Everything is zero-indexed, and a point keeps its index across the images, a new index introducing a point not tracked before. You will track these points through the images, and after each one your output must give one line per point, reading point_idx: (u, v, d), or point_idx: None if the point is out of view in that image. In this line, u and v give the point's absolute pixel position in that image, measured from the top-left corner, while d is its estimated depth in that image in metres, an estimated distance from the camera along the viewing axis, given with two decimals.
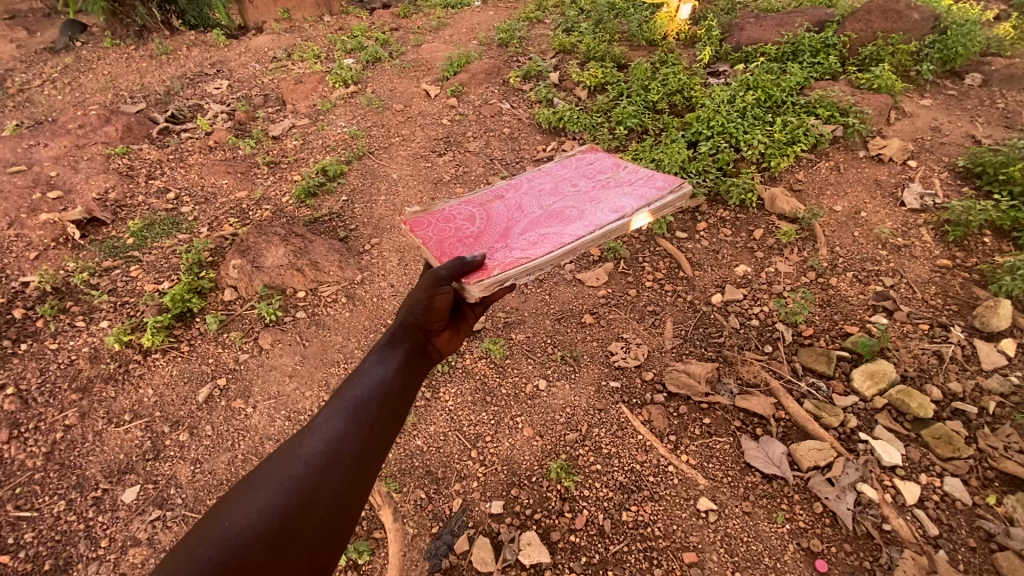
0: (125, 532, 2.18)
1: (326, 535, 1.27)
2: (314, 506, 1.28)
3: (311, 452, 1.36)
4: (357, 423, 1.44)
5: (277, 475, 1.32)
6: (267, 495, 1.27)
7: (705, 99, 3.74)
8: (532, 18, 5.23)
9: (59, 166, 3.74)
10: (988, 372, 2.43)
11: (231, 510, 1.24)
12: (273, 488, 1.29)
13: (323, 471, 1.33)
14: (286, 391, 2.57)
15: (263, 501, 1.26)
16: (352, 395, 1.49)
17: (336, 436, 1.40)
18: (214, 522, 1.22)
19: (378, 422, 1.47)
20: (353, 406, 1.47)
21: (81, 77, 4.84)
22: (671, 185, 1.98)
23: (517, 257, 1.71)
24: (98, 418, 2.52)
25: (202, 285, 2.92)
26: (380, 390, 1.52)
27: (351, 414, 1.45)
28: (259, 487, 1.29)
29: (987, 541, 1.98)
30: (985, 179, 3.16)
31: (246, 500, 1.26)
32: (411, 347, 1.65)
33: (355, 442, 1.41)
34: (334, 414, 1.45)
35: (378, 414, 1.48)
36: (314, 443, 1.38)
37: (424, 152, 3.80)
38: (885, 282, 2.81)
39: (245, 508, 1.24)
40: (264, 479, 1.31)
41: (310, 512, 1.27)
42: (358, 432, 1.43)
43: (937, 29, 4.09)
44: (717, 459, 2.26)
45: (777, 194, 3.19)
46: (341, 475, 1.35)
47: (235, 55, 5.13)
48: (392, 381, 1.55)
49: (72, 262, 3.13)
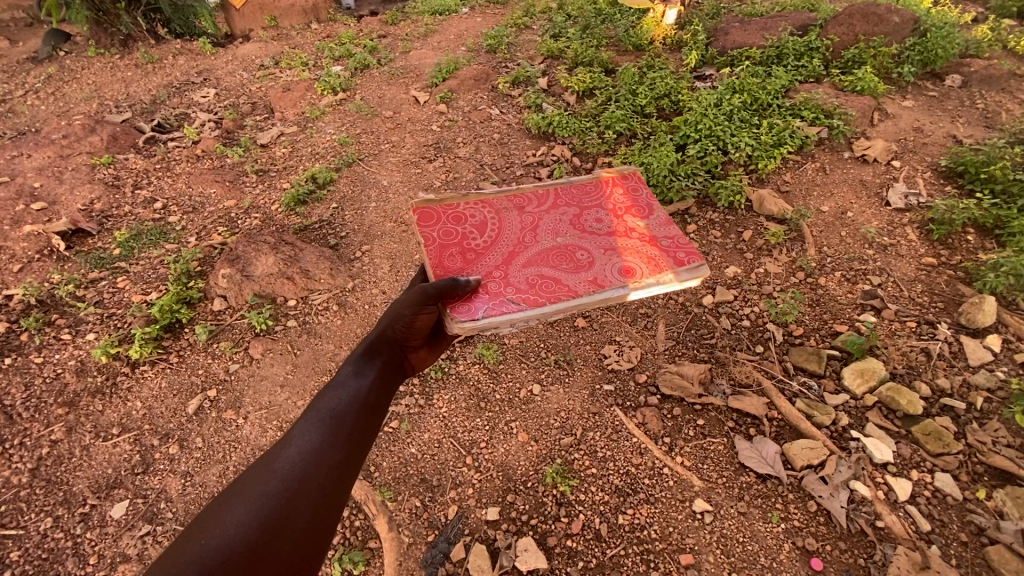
0: (114, 548, 2.15)
1: (304, 544, 1.36)
2: (294, 514, 1.37)
3: (291, 463, 1.45)
4: (333, 435, 1.53)
5: (258, 487, 1.40)
6: (249, 506, 1.35)
7: (692, 103, 3.77)
8: (520, 24, 5.26)
9: (43, 177, 3.69)
10: (974, 368, 2.47)
11: (214, 521, 1.32)
12: (253, 500, 1.37)
13: (302, 482, 1.42)
14: (278, 401, 2.55)
15: (244, 511, 1.34)
16: (331, 406, 1.59)
17: (315, 447, 1.50)
18: (196, 536, 1.30)
19: (353, 433, 1.57)
20: (332, 416, 1.57)
21: (64, 87, 4.79)
22: (694, 258, 1.93)
23: (508, 297, 1.74)
24: (86, 432, 2.48)
25: (191, 295, 2.90)
26: (356, 402, 1.62)
27: (327, 425, 1.55)
28: (240, 499, 1.37)
29: (979, 535, 2.01)
30: (967, 178, 3.21)
31: (228, 513, 1.34)
32: (388, 361, 1.77)
33: (330, 454, 1.50)
34: (312, 425, 1.54)
35: (354, 426, 1.58)
36: (293, 454, 1.47)
37: (414, 158, 3.80)
38: (872, 281, 2.85)
39: (226, 521, 1.32)
40: (247, 490, 1.39)
41: (291, 521, 1.36)
42: (333, 444, 1.52)
43: (918, 31, 4.16)
44: (712, 460, 2.27)
45: (765, 196, 3.22)
46: (320, 486, 1.44)
47: (222, 63, 5.11)
48: (368, 395, 1.66)
49: (57, 274, 3.09)
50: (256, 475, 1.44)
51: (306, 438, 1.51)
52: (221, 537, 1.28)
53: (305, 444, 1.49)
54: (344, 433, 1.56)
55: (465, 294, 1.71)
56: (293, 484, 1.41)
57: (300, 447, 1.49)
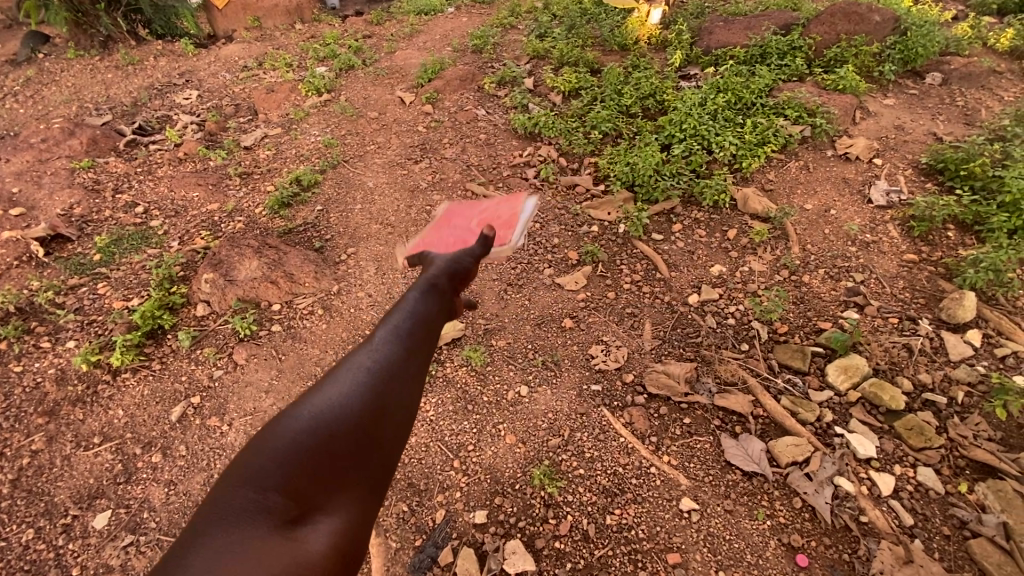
0: (97, 559, 2.12)
1: (386, 459, 1.17)
2: (375, 427, 1.17)
3: (366, 369, 1.24)
4: (408, 348, 1.33)
5: (331, 392, 1.18)
6: (323, 408, 1.15)
7: (676, 102, 3.79)
8: (506, 24, 5.25)
9: (21, 182, 3.63)
10: (955, 363, 2.51)
11: (282, 424, 1.12)
12: (328, 403, 1.16)
13: (380, 391, 1.22)
14: (263, 407, 2.53)
15: (319, 414, 1.14)
16: (400, 320, 1.39)
17: (391, 357, 1.29)
18: (262, 444, 1.10)
19: (428, 348, 1.38)
20: (404, 327, 1.37)
21: (43, 89, 4.71)
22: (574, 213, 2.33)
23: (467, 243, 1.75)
24: (66, 442, 2.44)
25: (173, 301, 2.86)
26: (426, 320, 1.41)
27: (403, 336, 1.34)
28: (312, 402, 1.17)
29: (960, 528, 2.04)
30: (947, 175, 3.26)
31: (300, 414, 1.14)
32: (453, 285, 1.57)
33: (408, 366, 1.30)
34: (385, 335, 1.34)
35: (426, 341, 1.38)
36: (367, 361, 1.26)
37: (400, 160, 3.78)
38: (855, 278, 2.88)
39: (298, 422, 1.12)
40: (318, 394, 1.18)
41: (373, 434, 1.16)
42: (410, 355, 1.32)
43: (898, 30, 4.22)
44: (698, 458, 2.28)
45: (749, 195, 3.25)
46: (397, 397, 1.24)
47: (205, 64, 5.05)
48: (428, 317, 1.43)
49: (36, 280, 3.04)
50: (326, 381, 1.23)
51: (381, 347, 1.30)
52: (295, 443, 1.08)
53: (382, 353, 1.29)
54: (419, 345, 1.36)
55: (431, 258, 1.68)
56: (371, 390, 1.21)
57: (376, 354, 1.28)
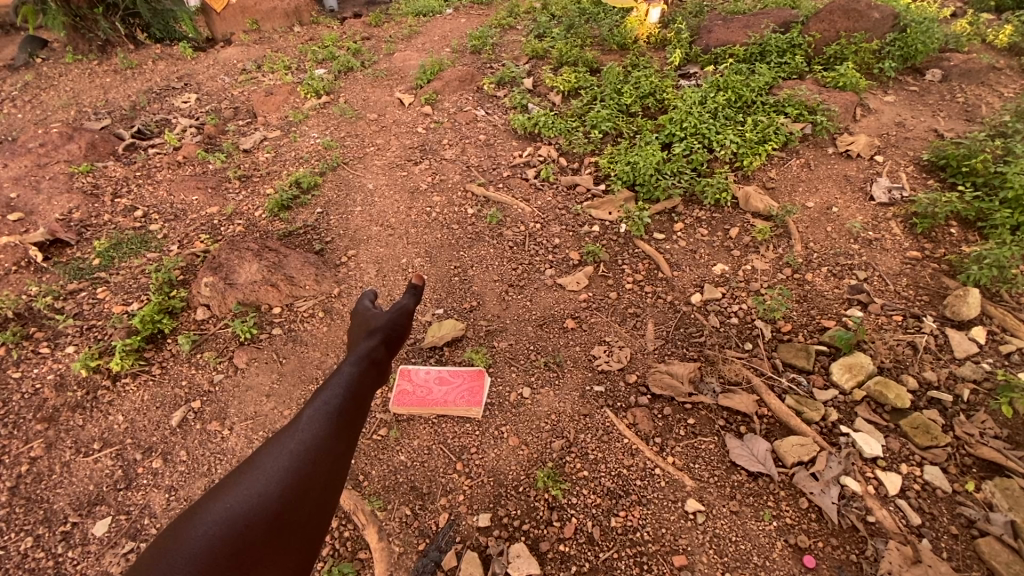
0: (97, 566, 2.11)
1: (308, 545, 1.17)
2: (298, 511, 1.18)
3: (286, 453, 1.25)
4: (338, 424, 1.33)
5: (251, 482, 1.18)
6: (241, 500, 1.15)
7: (676, 101, 3.77)
8: (505, 25, 5.25)
9: (19, 187, 3.61)
10: (960, 360, 2.49)
11: (200, 515, 1.13)
12: (246, 495, 1.16)
13: (303, 475, 1.22)
14: (264, 411, 2.51)
15: (238, 504, 1.14)
16: (330, 396, 1.39)
17: (318, 435, 1.29)
18: (176, 537, 1.10)
19: (359, 424, 1.38)
20: (334, 403, 1.37)
21: (41, 94, 4.70)
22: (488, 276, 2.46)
23: None
24: (65, 448, 2.43)
25: (173, 305, 2.85)
26: (358, 390, 1.42)
27: (332, 412, 1.34)
28: (231, 491, 1.17)
29: (968, 527, 2.02)
30: (949, 172, 3.24)
31: (216, 505, 1.14)
32: (387, 349, 1.57)
33: (334, 444, 1.30)
34: (313, 412, 1.34)
35: (357, 417, 1.39)
36: (288, 444, 1.27)
37: (400, 161, 3.76)
38: (859, 275, 2.86)
39: (214, 515, 1.12)
40: (236, 484, 1.19)
41: (293, 522, 1.16)
42: (338, 433, 1.32)
43: (897, 27, 4.18)
44: (703, 459, 2.27)
45: (751, 193, 3.24)
46: (317, 478, 1.23)
47: (204, 67, 5.04)
48: (358, 385, 1.44)
49: (35, 286, 3.02)
50: (244, 470, 1.23)
51: (308, 426, 1.31)
52: (212, 536, 1.09)
53: (307, 432, 1.29)
54: (350, 421, 1.37)
55: (360, 313, 1.73)
56: (294, 474, 1.21)
57: (300, 434, 1.29)
